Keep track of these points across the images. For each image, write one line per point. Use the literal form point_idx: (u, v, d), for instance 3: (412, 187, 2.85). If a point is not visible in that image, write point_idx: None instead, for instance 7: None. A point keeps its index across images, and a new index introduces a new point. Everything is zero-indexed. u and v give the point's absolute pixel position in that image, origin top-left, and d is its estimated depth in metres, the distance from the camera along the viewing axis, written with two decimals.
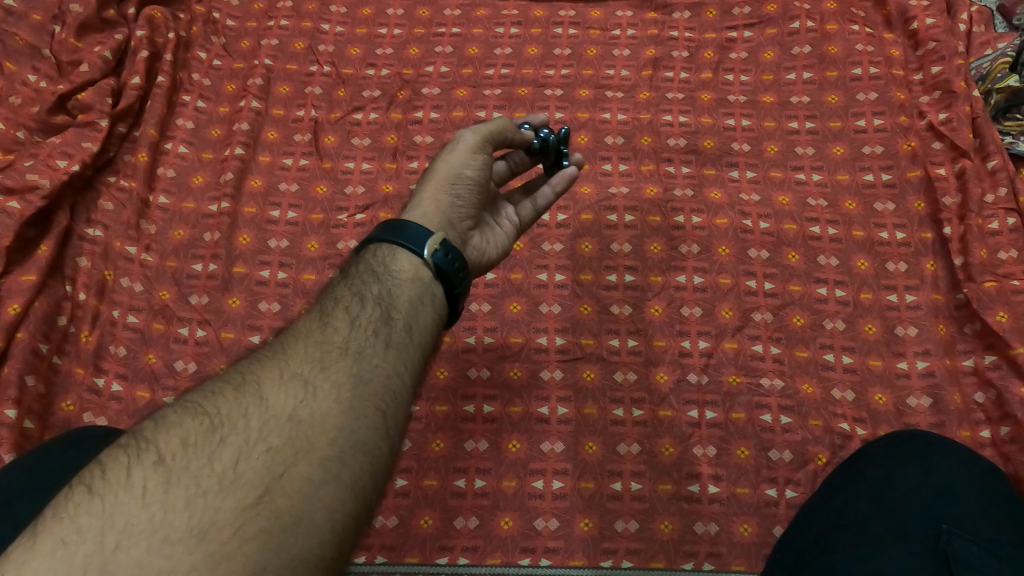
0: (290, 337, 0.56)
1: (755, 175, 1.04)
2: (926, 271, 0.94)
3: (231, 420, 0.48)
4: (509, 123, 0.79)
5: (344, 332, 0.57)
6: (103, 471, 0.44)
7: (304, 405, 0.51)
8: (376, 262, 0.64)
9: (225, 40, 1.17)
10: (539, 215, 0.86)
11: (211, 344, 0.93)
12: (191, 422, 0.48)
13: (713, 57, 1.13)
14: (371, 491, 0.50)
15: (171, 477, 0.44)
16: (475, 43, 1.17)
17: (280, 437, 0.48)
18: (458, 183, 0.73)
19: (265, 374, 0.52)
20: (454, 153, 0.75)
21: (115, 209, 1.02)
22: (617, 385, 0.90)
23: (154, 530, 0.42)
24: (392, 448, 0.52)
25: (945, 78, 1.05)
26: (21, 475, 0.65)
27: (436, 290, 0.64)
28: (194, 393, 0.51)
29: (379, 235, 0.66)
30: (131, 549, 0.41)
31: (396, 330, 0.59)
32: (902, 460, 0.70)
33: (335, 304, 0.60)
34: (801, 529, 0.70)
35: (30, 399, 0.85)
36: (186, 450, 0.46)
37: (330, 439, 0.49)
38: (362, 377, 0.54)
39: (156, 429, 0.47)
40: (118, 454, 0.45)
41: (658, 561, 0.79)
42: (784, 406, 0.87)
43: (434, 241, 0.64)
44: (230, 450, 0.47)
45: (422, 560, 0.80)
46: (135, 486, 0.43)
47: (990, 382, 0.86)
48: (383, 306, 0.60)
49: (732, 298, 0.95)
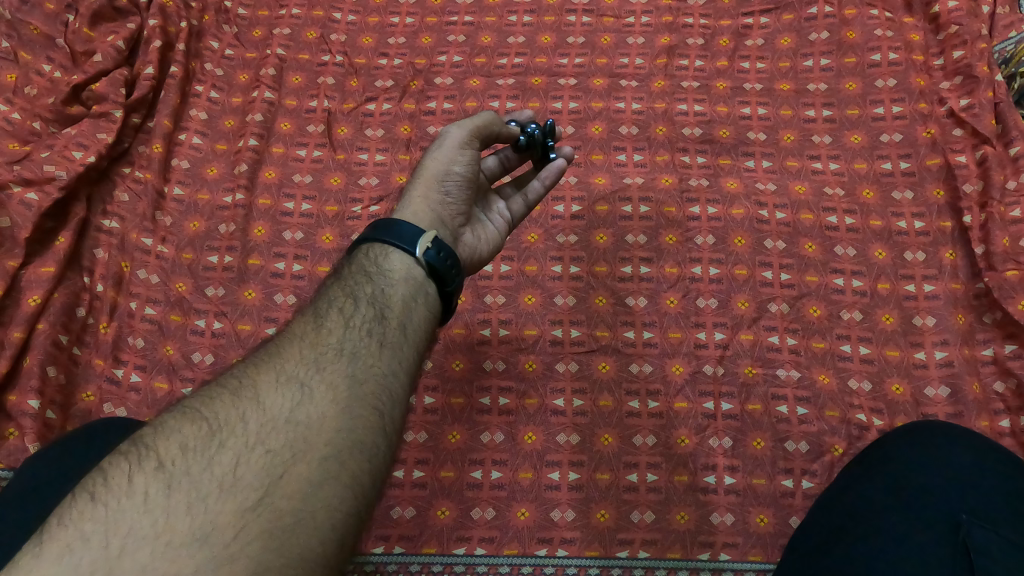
0: (285, 339, 0.56)
1: (771, 164, 1.03)
2: (945, 260, 0.93)
3: (229, 423, 0.49)
4: (495, 117, 0.79)
5: (338, 334, 0.57)
6: (104, 478, 0.44)
7: (300, 407, 0.51)
8: (369, 262, 0.64)
9: (237, 30, 1.17)
10: (531, 209, 0.85)
11: (227, 336, 0.93)
12: (189, 426, 0.48)
13: (729, 45, 1.12)
14: (370, 490, 0.50)
15: (172, 482, 0.45)
16: (488, 32, 1.16)
17: (278, 439, 0.49)
18: (446, 180, 0.73)
19: (261, 377, 0.52)
20: (441, 149, 0.74)
21: (130, 201, 1.02)
22: (633, 376, 0.90)
23: (157, 535, 0.42)
24: (389, 446, 0.53)
25: (967, 62, 1.03)
26: (48, 467, 0.65)
27: (429, 289, 0.64)
28: (191, 399, 0.51)
29: (370, 234, 0.66)
30: (136, 553, 0.41)
31: (390, 330, 0.59)
32: (918, 445, 0.70)
33: (328, 305, 0.60)
34: (818, 518, 0.70)
35: (51, 390, 0.86)
36: (186, 454, 0.46)
37: (327, 440, 0.50)
38: (357, 378, 0.54)
39: (155, 435, 0.47)
40: (118, 460, 0.45)
41: (674, 552, 0.80)
42: (800, 397, 0.87)
43: (426, 239, 0.65)
44: (229, 454, 0.47)
45: (440, 551, 0.80)
46: (136, 491, 0.44)
47: (1009, 371, 0.85)
48: (376, 306, 0.60)
49: (748, 289, 0.94)
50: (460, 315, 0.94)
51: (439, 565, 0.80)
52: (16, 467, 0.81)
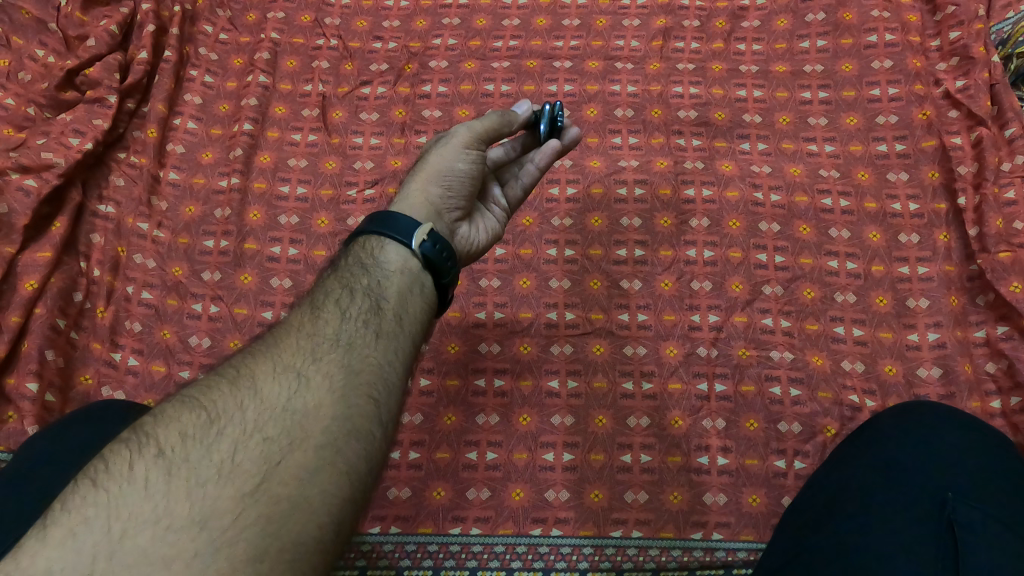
0: (282, 330, 0.57)
1: (767, 147, 1.02)
2: (939, 242, 0.94)
3: (227, 412, 0.49)
4: (504, 116, 0.78)
5: (335, 324, 0.57)
6: (105, 465, 0.45)
7: (297, 396, 0.51)
8: (365, 254, 0.64)
9: (230, 14, 1.16)
10: (526, 193, 0.86)
11: (224, 320, 0.94)
12: (187, 415, 0.48)
13: (725, 27, 1.11)
14: (366, 477, 0.51)
15: (172, 468, 0.45)
16: (482, 15, 1.15)
17: (275, 427, 0.49)
18: (449, 175, 0.73)
19: (259, 367, 0.53)
20: (446, 147, 0.74)
21: (126, 185, 1.02)
22: (627, 359, 0.90)
23: (158, 519, 0.43)
24: (385, 435, 0.53)
25: (963, 43, 1.03)
26: (46, 449, 0.67)
27: (425, 280, 0.65)
28: (190, 388, 0.51)
29: (367, 226, 0.66)
30: (137, 537, 0.42)
31: (386, 320, 0.59)
32: (907, 426, 0.71)
33: (325, 297, 0.60)
34: (808, 499, 0.71)
35: (50, 373, 0.87)
36: (185, 441, 0.47)
37: (324, 428, 0.50)
38: (353, 368, 0.55)
39: (154, 424, 0.48)
40: (118, 447, 0.46)
41: (667, 531, 0.81)
42: (793, 378, 0.88)
43: (422, 232, 0.65)
44: (227, 442, 0.48)
45: (435, 530, 0.81)
46: (137, 477, 0.44)
47: (1001, 353, 0.86)
48: (373, 298, 0.60)
49: (743, 272, 0.94)
50: (456, 299, 0.94)
51: (435, 545, 0.81)
52: (15, 449, 0.81)
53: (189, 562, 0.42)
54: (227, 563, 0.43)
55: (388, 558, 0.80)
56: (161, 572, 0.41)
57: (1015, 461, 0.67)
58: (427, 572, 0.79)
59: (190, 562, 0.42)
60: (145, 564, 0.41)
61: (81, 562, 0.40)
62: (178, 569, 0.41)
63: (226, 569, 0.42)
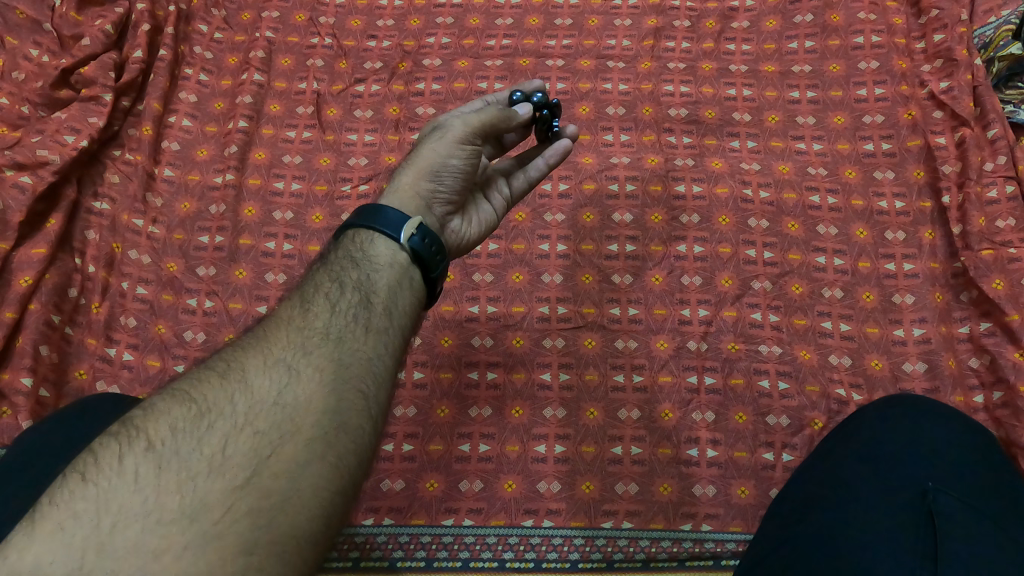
0: (272, 324, 0.58)
1: (756, 145, 1.04)
2: (925, 239, 0.95)
3: (217, 406, 0.50)
4: (503, 112, 0.77)
5: (324, 318, 0.58)
6: (96, 459, 0.46)
7: (288, 390, 0.52)
8: (355, 248, 0.65)
9: (225, 13, 1.17)
10: (532, 185, 0.87)
11: (219, 314, 0.95)
12: (178, 409, 0.49)
13: (715, 27, 1.13)
14: (357, 470, 0.52)
15: (162, 462, 0.46)
16: (476, 14, 1.16)
17: (266, 420, 0.50)
18: (442, 173, 0.73)
19: (249, 361, 0.54)
20: (440, 142, 0.74)
21: (121, 182, 1.03)
22: (618, 352, 0.91)
23: (149, 513, 0.43)
24: (374, 427, 0.54)
25: (947, 46, 1.05)
26: (41, 442, 0.68)
27: (415, 274, 0.66)
28: (181, 382, 0.52)
29: (356, 220, 0.67)
30: (127, 530, 0.43)
31: (376, 314, 0.60)
32: (891, 420, 0.72)
33: (315, 290, 0.61)
34: (794, 488, 0.72)
35: (45, 368, 0.88)
36: (176, 435, 0.48)
37: (315, 421, 0.51)
38: (343, 361, 0.56)
39: (146, 417, 0.49)
40: (108, 441, 0.47)
41: (658, 522, 0.82)
42: (782, 372, 0.89)
43: (412, 226, 0.66)
44: (218, 435, 0.48)
45: (429, 522, 0.82)
46: (127, 471, 0.45)
47: (984, 348, 0.88)
48: (362, 292, 0.61)
49: (732, 267, 0.96)
50: (449, 293, 0.95)
51: (428, 536, 0.82)
52: (10, 444, 0.82)
53: (179, 555, 0.43)
54: (217, 556, 0.43)
55: (382, 549, 0.81)
56: (152, 565, 0.42)
57: (993, 454, 0.68)
58: (420, 562, 0.80)
59: (180, 555, 0.43)
60: (135, 557, 0.42)
61: (71, 555, 0.41)
62: (169, 562, 0.42)
63: (218, 562, 0.43)
